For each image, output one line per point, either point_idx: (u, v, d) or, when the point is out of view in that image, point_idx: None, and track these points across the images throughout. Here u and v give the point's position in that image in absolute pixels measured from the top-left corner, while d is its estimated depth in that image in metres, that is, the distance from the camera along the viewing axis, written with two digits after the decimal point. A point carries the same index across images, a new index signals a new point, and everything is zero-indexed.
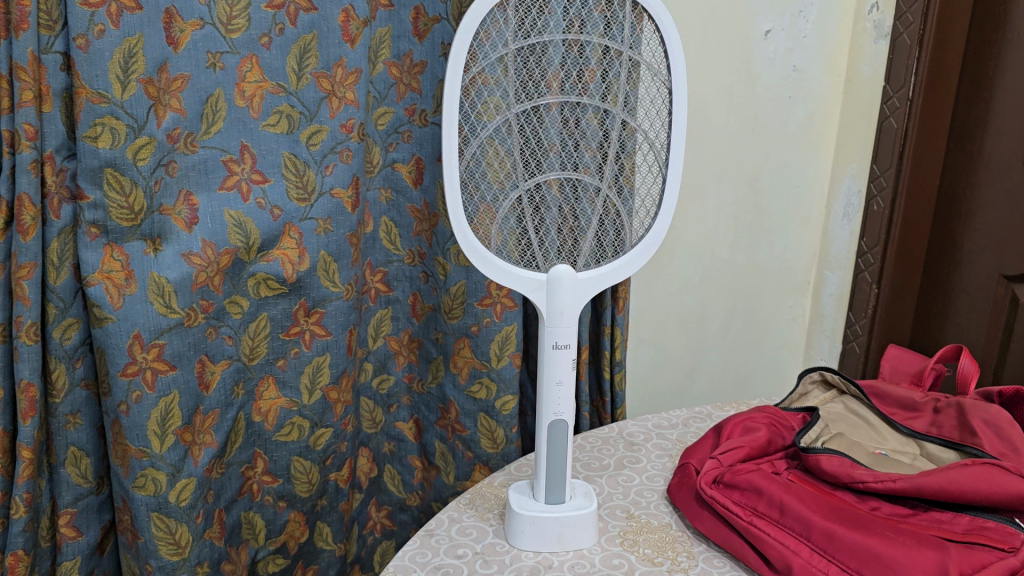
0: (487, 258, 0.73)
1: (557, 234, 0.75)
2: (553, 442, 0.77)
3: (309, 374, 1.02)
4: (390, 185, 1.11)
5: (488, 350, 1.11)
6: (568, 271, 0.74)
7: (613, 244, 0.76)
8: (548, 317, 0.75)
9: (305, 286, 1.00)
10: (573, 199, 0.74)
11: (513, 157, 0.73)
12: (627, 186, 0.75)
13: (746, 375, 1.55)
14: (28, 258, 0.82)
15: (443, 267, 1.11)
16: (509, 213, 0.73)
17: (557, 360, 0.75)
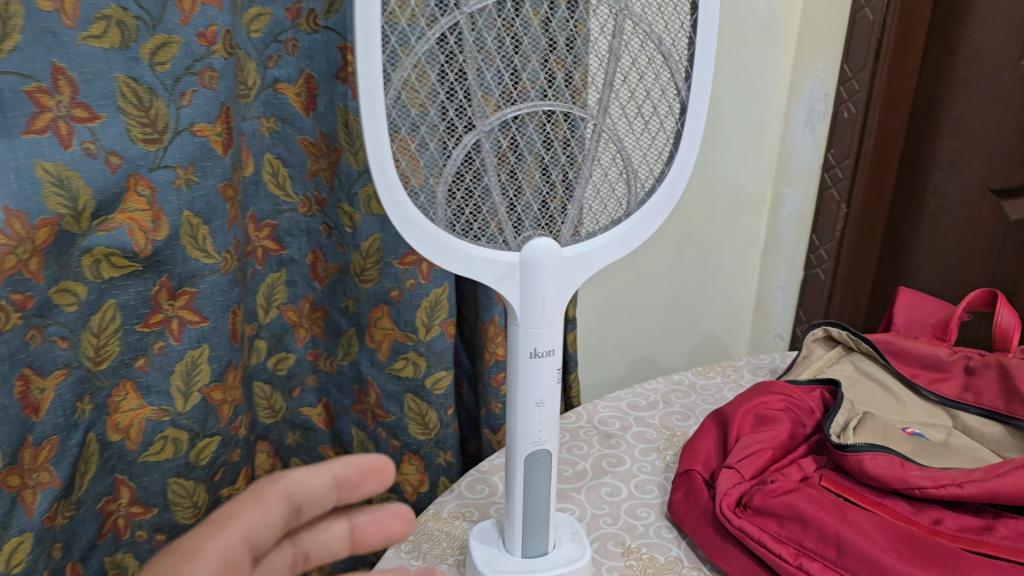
0: (440, 239, 0.51)
1: (534, 198, 0.52)
2: (532, 479, 0.56)
3: (182, 374, 0.77)
4: (272, 112, 0.84)
5: (413, 320, 0.88)
6: (549, 245, 0.53)
7: (610, 200, 0.56)
8: (519, 313, 0.54)
9: (166, 260, 0.74)
10: (555, 147, 0.51)
11: (464, 90, 0.48)
12: (632, 121, 0.53)
13: (699, 310, 1.36)
14: None
15: (350, 218, 0.87)
16: (461, 173, 0.50)
17: (536, 372, 0.54)
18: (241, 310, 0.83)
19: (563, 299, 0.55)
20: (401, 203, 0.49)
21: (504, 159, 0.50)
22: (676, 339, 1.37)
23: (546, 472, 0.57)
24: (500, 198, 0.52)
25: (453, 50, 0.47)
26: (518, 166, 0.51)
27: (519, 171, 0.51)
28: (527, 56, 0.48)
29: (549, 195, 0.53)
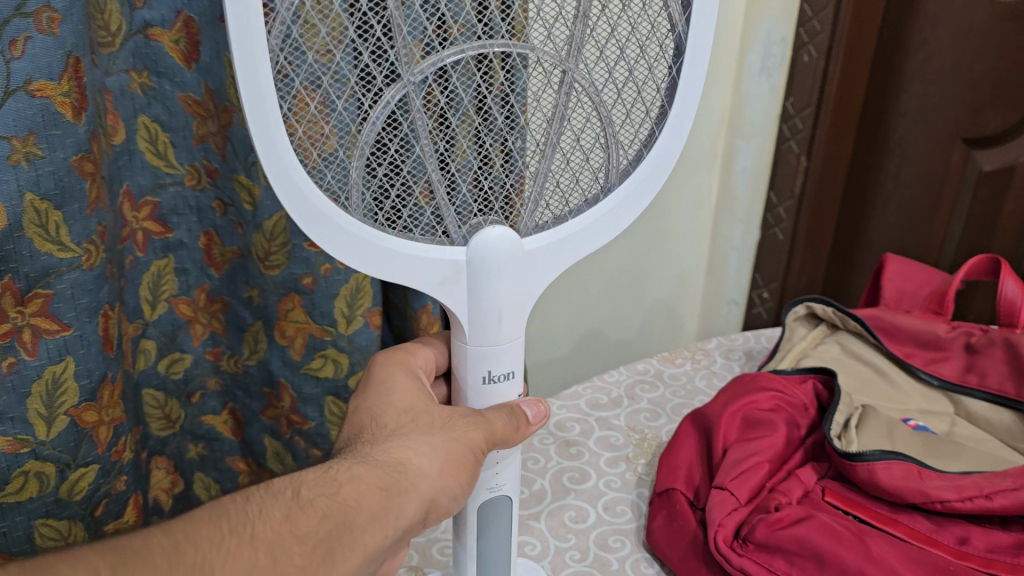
0: (357, 234, 0.43)
1: (488, 177, 0.44)
2: (492, 532, 0.51)
3: (45, 394, 0.63)
4: (144, 65, 0.68)
5: (331, 311, 0.74)
6: (503, 240, 0.46)
7: (583, 174, 0.48)
8: (468, 324, 0.47)
9: (8, 258, 0.59)
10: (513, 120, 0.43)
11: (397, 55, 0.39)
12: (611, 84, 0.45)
13: (646, 276, 1.22)
14: None
15: (249, 193, 0.72)
16: (394, 152, 0.41)
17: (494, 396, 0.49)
18: (115, 311, 0.67)
19: (519, 302, 0.48)
20: (313, 193, 0.41)
21: (442, 125, 0.41)
22: (623, 307, 1.23)
23: (505, 521, 0.51)
24: (437, 172, 0.43)
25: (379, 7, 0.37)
26: (460, 135, 0.42)
27: (463, 141, 0.42)
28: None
29: (499, 165, 0.44)
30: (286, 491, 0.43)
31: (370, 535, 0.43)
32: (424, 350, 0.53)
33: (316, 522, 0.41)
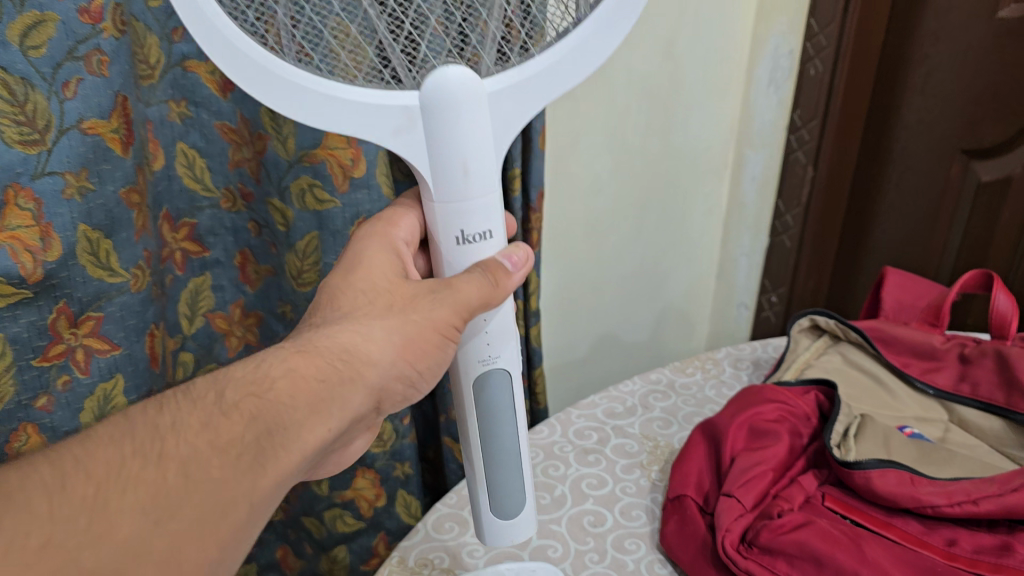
0: (304, 88, 0.46)
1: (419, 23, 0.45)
2: (489, 408, 0.53)
3: (95, 408, 0.67)
4: (182, 95, 0.72)
5: None
6: (454, 75, 0.46)
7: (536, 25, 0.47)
8: (433, 176, 0.49)
9: (63, 284, 0.63)
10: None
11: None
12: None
13: (660, 280, 1.27)
14: None
15: (281, 214, 0.77)
16: (333, 8, 0.43)
17: (478, 252, 0.50)
18: (160, 330, 0.73)
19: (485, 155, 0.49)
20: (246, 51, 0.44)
21: None
22: (638, 311, 1.27)
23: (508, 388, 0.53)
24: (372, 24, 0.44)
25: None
26: None
27: None
28: None
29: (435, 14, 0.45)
30: (207, 395, 0.43)
31: (308, 432, 0.43)
32: (406, 220, 0.57)
33: (232, 443, 0.41)
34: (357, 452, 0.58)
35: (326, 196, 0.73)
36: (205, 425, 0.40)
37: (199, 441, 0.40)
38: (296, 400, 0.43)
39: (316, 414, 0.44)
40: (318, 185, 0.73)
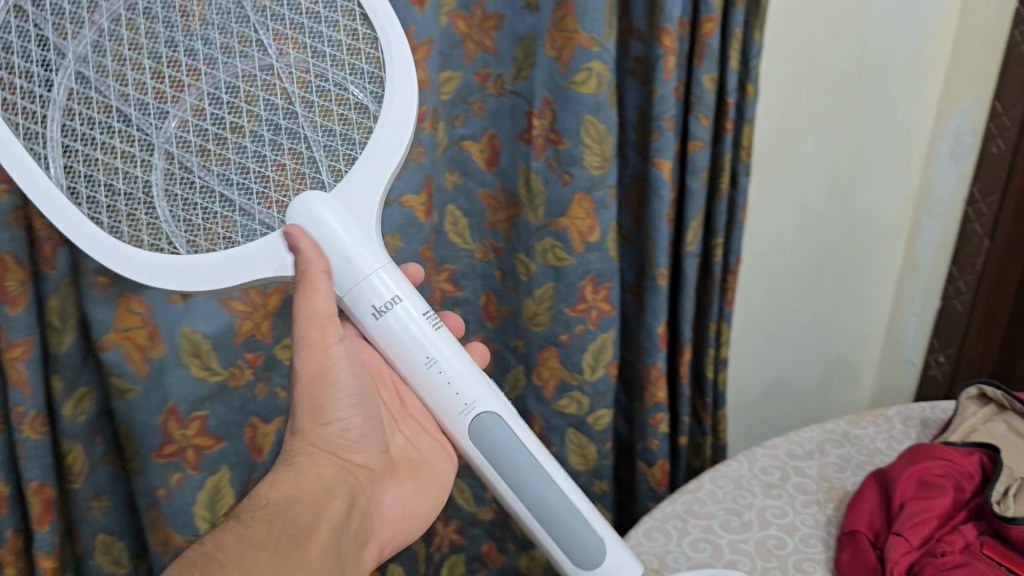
0: (178, 266, 0.55)
1: (222, 163, 0.57)
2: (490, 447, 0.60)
3: None
4: (457, 167, 0.89)
5: (580, 361, 0.93)
6: (311, 196, 0.57)
7: (340, 136, 0.59)
8: (337, 280, 0.58)
9: None
10: (182, 126, 0.56)
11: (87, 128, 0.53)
12: (247, 51, 0.57)
13: (830, 334, 1.35)
14: (21, 335, 0.62)
15: (525, 267, 0.93)
16: (125, 199, 0.55)
17: (403, 328, 0.59)
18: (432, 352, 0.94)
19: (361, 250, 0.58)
20: (96, 239, 0.53)
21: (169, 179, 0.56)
22: (807, 360, 1.37)
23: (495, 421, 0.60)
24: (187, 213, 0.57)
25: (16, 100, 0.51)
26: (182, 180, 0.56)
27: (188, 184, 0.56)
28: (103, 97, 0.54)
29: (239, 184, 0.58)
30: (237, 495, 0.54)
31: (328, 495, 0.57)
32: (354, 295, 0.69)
33: (288, 513, 0.53)
34: (399, 509, 0.65)
35: (565, 255, 0.89)
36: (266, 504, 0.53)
37: (263, 521, 0.52)
38: (306, 479, 0.57)
39: (320, 482, 0.57)
40: (559, 246, 0.89)
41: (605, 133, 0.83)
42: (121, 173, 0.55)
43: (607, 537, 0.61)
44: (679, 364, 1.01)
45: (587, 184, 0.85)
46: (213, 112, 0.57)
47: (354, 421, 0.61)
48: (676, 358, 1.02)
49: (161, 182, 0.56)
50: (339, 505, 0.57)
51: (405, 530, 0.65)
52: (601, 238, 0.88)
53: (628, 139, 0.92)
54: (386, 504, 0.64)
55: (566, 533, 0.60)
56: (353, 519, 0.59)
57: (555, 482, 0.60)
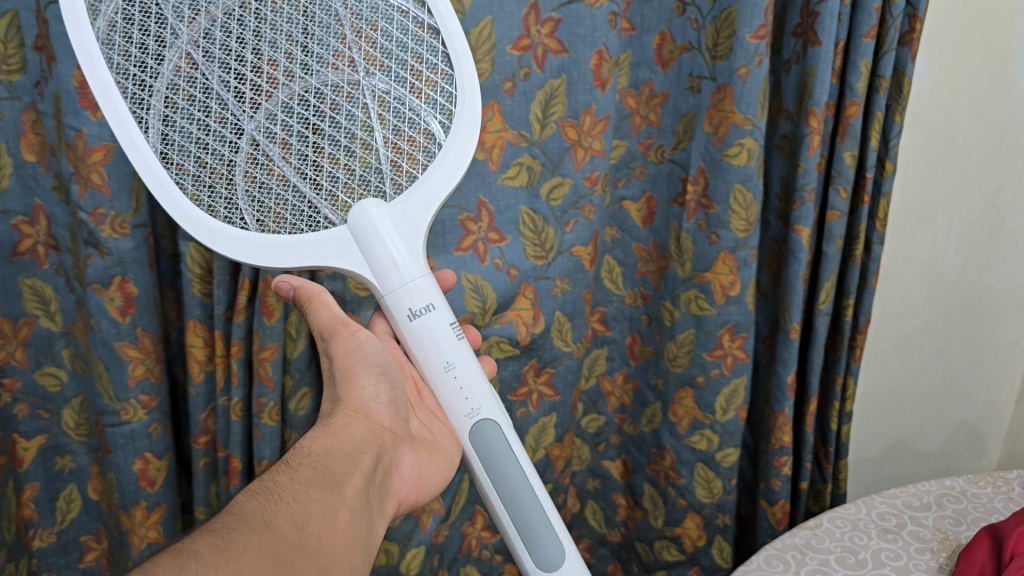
0: (250, 239, 0.61)
1: (304, 159, 0.62)
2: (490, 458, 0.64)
3: (535, 434, 0.96)
4: (616, 223, 1.03)
5: (713, 402, 1.01)
6: (372, 204, 0.63)
7: (409, 154, 0.64)
8: (382, 283, 0.63)
9: (538, 347, 0.93)
10: (270, 119, 0.61)
11: (187, 107, 0.59)
12: (343, 60, 0.62)
13: (960, 406, 1.29)
14: (270, 340, 0.77)
15: (670, 313, 1.03)
16: (209, 180, 0.61)
17: (440, 332, 0.63)
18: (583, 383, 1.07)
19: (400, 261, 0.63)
20: (179, 206, 0.60)
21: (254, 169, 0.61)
22: (934, 427, 1.33)
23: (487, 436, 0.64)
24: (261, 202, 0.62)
25: (136, 73, 0.58)
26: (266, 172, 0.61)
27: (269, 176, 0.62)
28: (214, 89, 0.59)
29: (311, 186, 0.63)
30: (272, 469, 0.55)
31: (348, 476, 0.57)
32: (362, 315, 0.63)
33: (324, 461, 0.57)
34: (413, 480, 0.67)
35: (706, 305, 0.99)
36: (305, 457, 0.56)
37: (308, 466, 0.56)
38: (339, 437, 0.61)
39: (353, 440, 0.61)
40: (702, 296, 0.99)
41: (751, 202, 0.93)
42: (210, 147, 0.60)
43: (568, 544, 0.64)
44: (806, 413, 1.10)
45: (732, 244, 0.95)
46: (300, 114, 0.62)
47: (383, 393, 0.66)
48: (804, 408, 1.10)
49: (243, 167, 0.61)
50: (366, 467, 0.59)
51: (421, 491, 0.67)
52: (741, 293, 0.97)
53: (771, 206, 1.03)
54: (401, 473, 0.66)
55: (532, 535, 0.64)
56: (377, 478, 0.61)
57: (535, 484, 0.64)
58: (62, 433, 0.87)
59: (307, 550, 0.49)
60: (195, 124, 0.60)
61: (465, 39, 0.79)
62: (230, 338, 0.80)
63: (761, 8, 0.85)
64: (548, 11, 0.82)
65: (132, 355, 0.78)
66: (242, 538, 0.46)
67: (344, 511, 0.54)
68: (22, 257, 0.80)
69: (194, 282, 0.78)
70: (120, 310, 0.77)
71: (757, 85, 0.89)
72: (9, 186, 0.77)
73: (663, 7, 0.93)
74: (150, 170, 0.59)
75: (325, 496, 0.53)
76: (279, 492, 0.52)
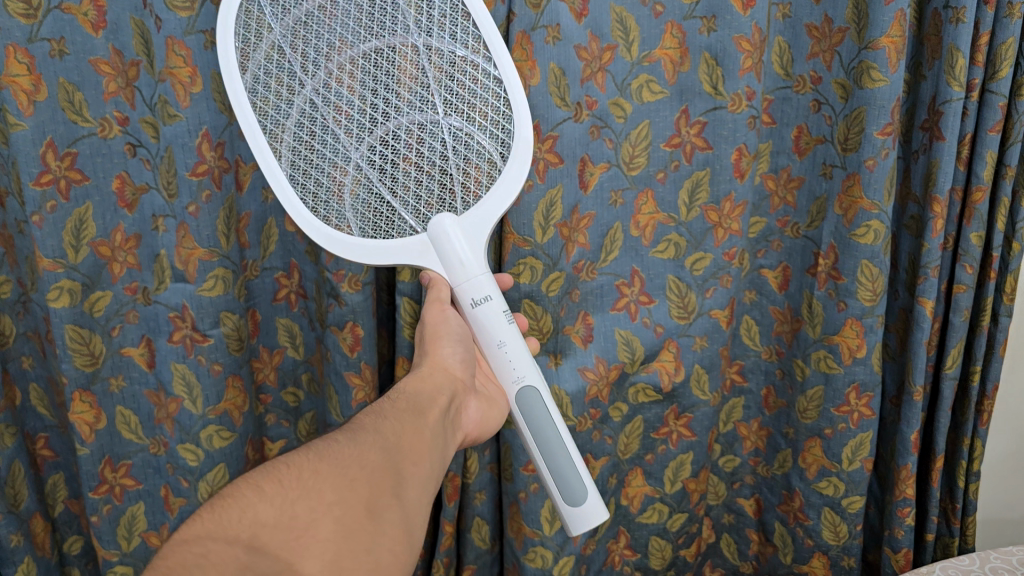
0: (353, 244, 0.79)
1: (396, 181, 0.79)
2: (529, 415, 0.78)
3: (673, 468, 1.11)
4: (755, 288, 1.17)
5: (840, 452, 1.13)
6: (445, 217, 0.78)
7: (476, 177, 0.79)
8: (452, 277, 0.79)
9: (678, 394, 1.09)
10: (371, 150, 0.79)
11: (309, 141, 0.79)
12: (426, 104, 0.79)
13: None
14: None
15: (801, 370, 1.15)
16: (325, 198, 0.80)
17: (493, 317, 0.78)
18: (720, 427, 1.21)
19: (464, 256, 0.78)
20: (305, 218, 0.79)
21: (358, 187, 0.79)
22: None
23: (532, 401, 0.78)
24: (363, 214, 0.80)
25: (273, 115, 0.79)
26: (367, 190, 0.79)
27: (370, 193, 0.79)
28: (329, 126, 0.78)
29: (402, 201, 0.80)
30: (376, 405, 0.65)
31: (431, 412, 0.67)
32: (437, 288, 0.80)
33: (407, 398, 0.68)
34: (476, 422, 0.77)
35: (834, 364, 1.10)
36: (355, 420, 0.60)
37: (401, 399, 0.67)
38: (425, 384, 0.73)
39: (433, 386, 0.72)
40: (830, 356, 1.11)
41: (878, 275, 1.05)
42: (325, 169, 0.79)
43: (590, 487, 0.79)
44: (932, 470, 1.18)
45: (859, 312, 1.07)
46: (393, 144, 0.79)
47: (460, 354, 0.78)
48: (929, 464, 1.19)
49: (350, 187, 0.79)
50: (442, 403, 0.70)
51: (481, 432, 0.78)
52: (867, 355, 1.08)
53: (899, 277, 1.14)
54: (466, 414, 0.76)
55: (563, 478, 0.79)
56: (451, 414, 0.71)
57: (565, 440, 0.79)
58: (296, 440, 1.13)
59: (403, 447, 0.59)
60: (315, 155, 0.79)
61: (627, 138, 0.99)
62: None
63: (887, 108, 0.98)
64: (697, 115, 1.01)
65: (355, 382, 1.01)
66: (360, 436, 0.57)
67: (427, 430, 0.64)
68: (279, 301, 1.07)
69: (405, 327, 1.00)
70: (350, 346, 1.00)
71: (884, 174, 1.01)
72: (274, 249, 1.05)
73: (800, 105, 1.07)
74: (283, 190, 0.79)
75: (411, 417, 0.64)
76: (376, 414, 0.63)
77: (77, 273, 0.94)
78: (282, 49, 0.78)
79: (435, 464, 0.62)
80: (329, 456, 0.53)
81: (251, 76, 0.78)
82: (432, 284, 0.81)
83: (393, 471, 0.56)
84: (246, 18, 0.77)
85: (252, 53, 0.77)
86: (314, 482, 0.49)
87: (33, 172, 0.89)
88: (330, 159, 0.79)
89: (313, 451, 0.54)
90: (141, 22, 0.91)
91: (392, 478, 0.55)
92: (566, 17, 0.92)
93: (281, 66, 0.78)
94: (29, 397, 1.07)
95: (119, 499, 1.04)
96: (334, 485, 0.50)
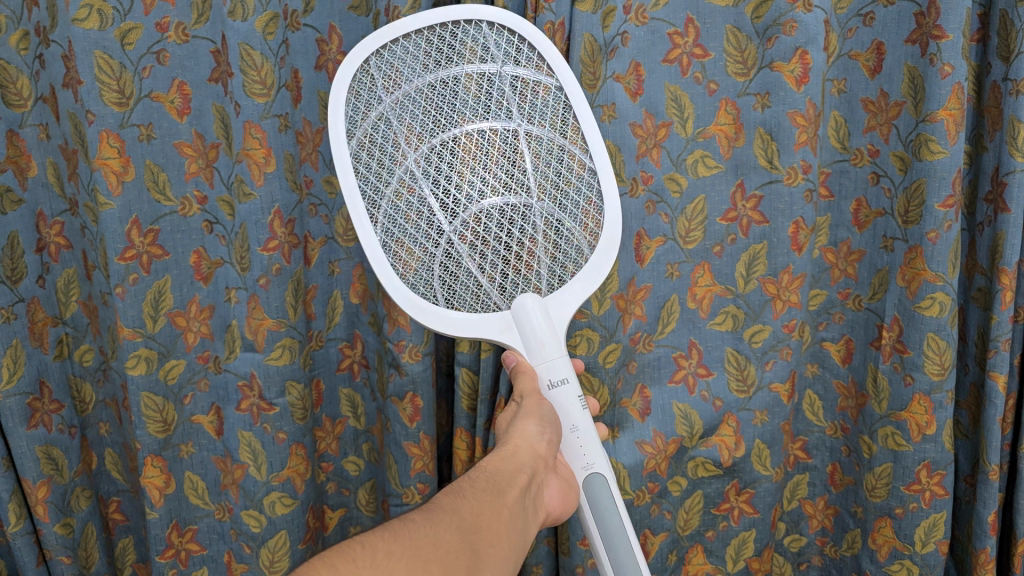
0: (436, 313, 0.77)
1: (483, 254, 0.79)
2: (595, 504, 0.74)
3: (735, 546, 1.09)
4: (817, 361, 1.16)
5: (913, 534, 1.08)
6: (526, 296, 0.78)
7: (567, 266, 0.80)
8: (531, 355, 0.77)
9: (739, 470, 1.06)
10: (463, 224, 0.79)
11: (404, 209, 0.79)
12: (521, 186, 0.80)
13: None
14: None
15: (868, 447, 1.11)
16: (414, 266, 0.78)
17: (567, 402, 0.76)
18: (785, 504, 1.19)
19: (550, 334, 0.77)
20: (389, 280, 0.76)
21: (446, 259, 0.79)
22: None
23: (600, 491, 0.74)
24: (449, 284, 0.79)
25: (370, 179, 0.78)
26: (455, 262, 0.79)
27: (459, 264, 0.79)
28: (424, 197, 0.79)
29: (489, 275, 0.79)
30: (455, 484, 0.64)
31: (514, 490, 0.66)
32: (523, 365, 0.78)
33: (483, 476, 0.66)
34: (557, 501, 0.72)
35: (903, 441, 1.07)
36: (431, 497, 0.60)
37: (482, 477, 0.66)
38: (505, 460, 0.70)
39: (514, 463, 0.69)
40: (898, 433, 1.07)
41: (945, 348, 1.02)
42: (415, 238, 0.79)
43: None
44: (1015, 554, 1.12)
45: (928, 387, 1.04)
46: (487, 220, 0.80)
47: (546, 432, 0.73)
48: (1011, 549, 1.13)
49: (440, 259, 0.79)
50: (521, 482, 0.67)
51: (552, 522, 0.73)
52: (938, 432, 1.05)
53: (968, 351, 1.12)
54: (548, 494, 0.72)
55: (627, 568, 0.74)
56: (531, 494, 0.68)
57: (627, 528, 0.74)
58: (356, 508, 1.15)
59: (479, 528, 0.58)
60: (408, 222, 0.79)
61: (682, 213, 1.01)
62: (485, 444, 1.03)
63: (948, 180, 0.98)
64: (753, 189, 1.01)
65: (414, 453, 1.03)
66: (436, 517, 0.56)
67: (506, 511, 0.63)
68: (342, 372, 1.10)
69: (463, 398, 1.02)
70: (409, 417, 1.02)
71: (947, 246, 1.00)
72: (339, 320, 1.08)
73: (859, 178, 1.07)
74: (373, 248, 0.77)
75: (489, 497, 0.63)
76: (455, 493, 0.62)
77: (154, 341, 1.00)
78: (389, 122, 0.80)
79: (509, 550, 0.61)
80: (406, 536, 0.53)
81: (356, 142, 0.79)
82: (519, 372, 0.77)
83: (465, 555, 0.55)
84: (359, 86, 0.79)
85: (361, 124, 0.79)
86: (388, 564, 0.49)
87: (118, 248, 0.96)
88: (426, 227, 0.79)
89: (389, 528, 0.53)
90: (221, 108, 0.98)
91: (462, 564, 0.54)
92: (621, 96, 0.96)
93: (385, 137, 0.79)
94: (104, 462, 1.11)
95: (185, 564, 1.07)
96: (407, 567, 0.50)
